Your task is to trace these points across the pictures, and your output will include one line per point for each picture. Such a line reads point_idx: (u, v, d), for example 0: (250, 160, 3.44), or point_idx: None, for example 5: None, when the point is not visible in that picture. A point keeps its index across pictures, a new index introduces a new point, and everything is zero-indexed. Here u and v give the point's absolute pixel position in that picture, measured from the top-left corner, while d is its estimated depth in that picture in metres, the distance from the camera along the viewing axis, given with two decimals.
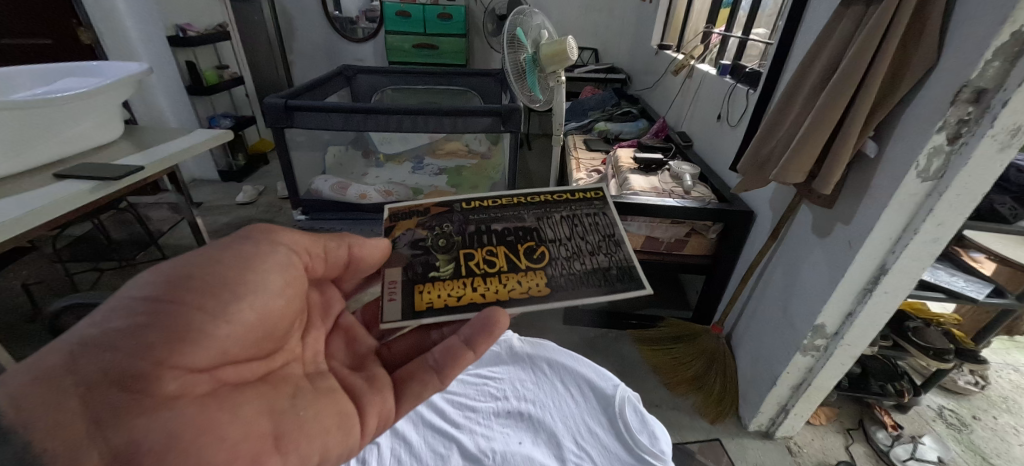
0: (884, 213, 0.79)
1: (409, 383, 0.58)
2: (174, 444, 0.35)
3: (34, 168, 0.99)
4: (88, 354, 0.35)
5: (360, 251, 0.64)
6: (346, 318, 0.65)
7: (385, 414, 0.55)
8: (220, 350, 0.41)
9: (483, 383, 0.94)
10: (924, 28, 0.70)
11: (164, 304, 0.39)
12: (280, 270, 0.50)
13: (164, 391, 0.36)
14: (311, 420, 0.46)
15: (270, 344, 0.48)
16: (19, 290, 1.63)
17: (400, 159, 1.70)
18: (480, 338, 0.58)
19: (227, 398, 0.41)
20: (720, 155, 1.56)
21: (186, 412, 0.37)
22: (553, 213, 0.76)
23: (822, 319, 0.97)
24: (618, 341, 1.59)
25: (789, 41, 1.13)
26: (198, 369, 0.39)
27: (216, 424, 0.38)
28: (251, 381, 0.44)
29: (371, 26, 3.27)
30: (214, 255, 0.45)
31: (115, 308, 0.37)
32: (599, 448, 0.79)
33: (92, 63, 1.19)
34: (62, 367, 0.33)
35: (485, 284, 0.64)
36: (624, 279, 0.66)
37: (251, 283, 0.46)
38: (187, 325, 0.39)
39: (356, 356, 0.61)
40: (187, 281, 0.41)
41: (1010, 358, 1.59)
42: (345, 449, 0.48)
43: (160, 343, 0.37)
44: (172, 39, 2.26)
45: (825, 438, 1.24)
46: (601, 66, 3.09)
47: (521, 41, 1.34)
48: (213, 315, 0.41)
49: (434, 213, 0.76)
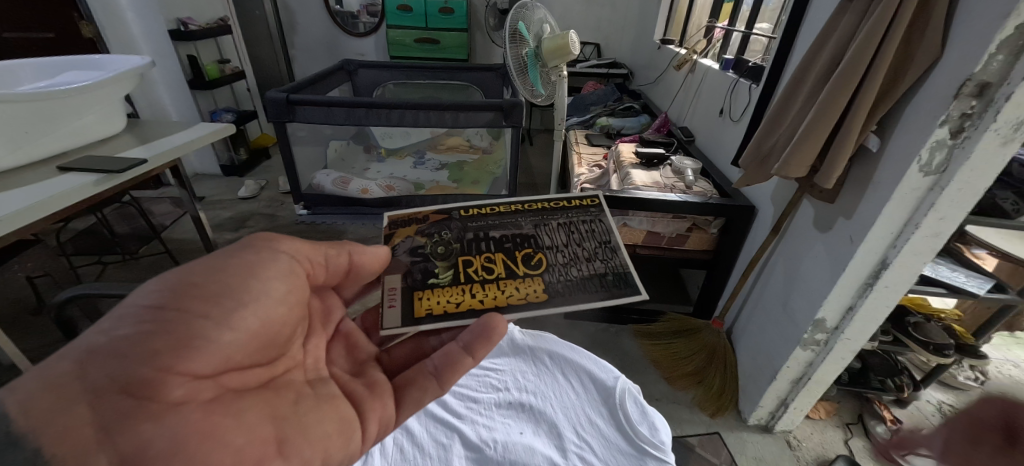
0: (885, 204, 0.79)
1: (408, 389, 0.59)
2: (179, 450, 0.36)
3: (37, 162, 0.99)
4: (97, 362, 0.36)
5: (360, 258, 0.63)
6: (347, 324, 0.65)
7: (387, 420, 0.56)
8: (222, 356, 0.42)
9: (485, 374, 0.95)
10: (928, 23, 0.70)
11: (170, 313, 0.40)
12: (283, 277, 0.51)
13: (169, 397, 0.37)
14: (314, 426, 0.46)
15: (272, 351, 0.48)
16: (24, 282, 1.64)
17: (402, 154, 1.75)
18: (478, 344, 0.60)
19: (231, 403, 0.41)
20: (721, 150, 1.55)
21: (189, 418, 0.37)
22: (550, 221, 0.76)
23: (823, 313, 0.97)
24: (619, 336, 1.59)
25: (793, 35, 1.12)
26: (202, 376, 0.40)
27: (219, 429, 0.39)
28: (255, 386, 0.45)
29: (372, 20, 3.26)
30: (218, 263, 0.46)
31: (124, 317, 0.39)
32: (599, 438, 0.80)
33: (94, 57, 1.19)
34: (71, 374, 0.35)
35: (484, 290, 0.64)
36: (621, 284, 0.66)
37: (254, 290, 0.47)
38: (191, 332, 0.40)
39: (357, 362, 0.62)
40: (192, 289, 0.42)
41: (1011, 354, 1.59)
42: (347, 453, 0.49)
43: (165, 350, 0.38)
44: (173, 31, 2.24)
45: (824, 432, 1.25)
46: (603, 61, 3.08)
47: (522, 35, 1.34)
48: (217, 322, 0.43)
49: (433, 220, 0.76)
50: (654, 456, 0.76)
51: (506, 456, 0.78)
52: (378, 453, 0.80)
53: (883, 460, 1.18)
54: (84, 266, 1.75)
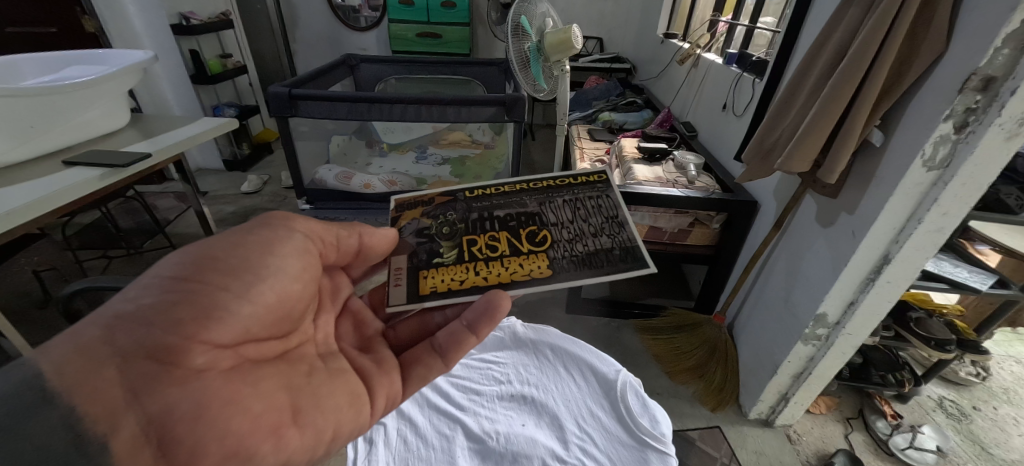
0: (888, 200, 0.79)
1: (414, 366, 0.60)
2: (202, 413, 0.38)
3: (42, 156, 1.00)
4: (123, 328, 0.38)
5: (370, 239, 0.66)
6: (355, 301, 0.67)
7: (394, 395, 0.57)
8: (240, 327, 0.45)
9: (487, 367, 0.96)
10: (933, 16, 0.69)
11: (192, 284, 0.43)
12: (297, 255, 0.54)
13: (193, 364, 0.40)
14: (326, 396, 0.49)
15: (286, 326, 0.51)
16: (30, 276, 1.65)
17: (404, 148, 1.71)
18: (482, 322, 0.60)
19: (249, 372, 0.44)
20: (724, 145, 1.55)
21: (211, 383, 0.40)
22: (556, 198, 0.76)
23: (824, 308, 0.97)
24: (621, 331, 1.60)
25: (797, 28, 1.11)
26: (222, 345, 0.43)
27: (240, 396, 0.41)
28: (270, 358, 0.47)
29: (374, 14, 3.24)
30: (236, 240, 0.50)
31: (148, 286, 0.42)
32: (600, 430, 0.81)
33: (98, 51, 1.20)
34: (99, 339, 0.37)
35: (488, 268, 0.65)
36: (628, 258, 0.66)
37: (270, 266, 0.50)
38: (212, 302, 0.43)
39: (364, 338, 0.64)
40: (213, 263, 0.46)
41: (1013, 350, 1.59)
42: (357, 425, 0.51)
43: (188, 320, 0.41)
44: (175, 25, 2.23)
45: (824, 426, 1.26)
46: (606, 55, 3.06)
47: (526, 29, 1.33)
48: (236, 295, 0.46)
49: (438, 202, 0.77)
50: (655, 447, 0.76)
51: (508, 447, 0.79)
52: (381, 444, 0.81)
53: (883, 455, 1.18)
54: (90, 260, 1.76)
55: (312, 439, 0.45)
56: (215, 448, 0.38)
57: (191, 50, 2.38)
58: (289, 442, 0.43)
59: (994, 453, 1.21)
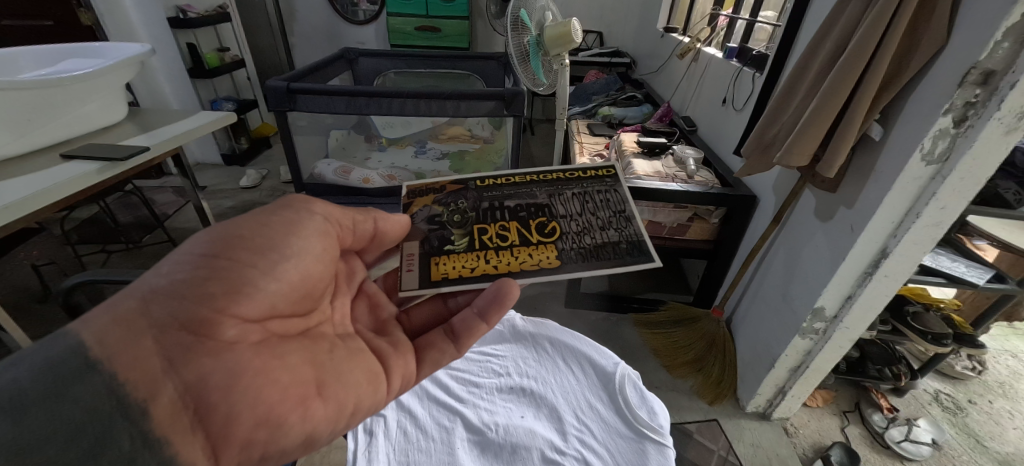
0: (892, 192, 0.79)
1: (428, 349, 0.62)
2: (233, 382, 0.40)
3: (40, 149, 1.00)
4: (158, 300, 0.40)
5: (385, 225, 0.66)
6: (370, 285, 0.68)
7: (408, 376, 0.58)
8: (266, 303, 0.46)
9: (487, 360, 0.96)
10: (935, 7, 0.69)
11: (221, 261, 0.44)
12: (317, 236, 0.55)
13: (223, 337, 0.41)
14: (348, 373, 0.50)
15: (308, 303, 0.53)
16: (30, 271, 1.66)
17: (404, 143, 1.76)
18: (492, 309, 0.61)
19: (276, 347, 0.45)
20: (724, 138, 1.55)
21: (243, 355, 0.42)
22: (565, 191, 0.77)
23: (824, 301, 0.97)
24: (620, 325, 1.61)
25: (797, 22, 1.11)
26: (249, 319, 0.44)
27: (269, 368, 0.43)
28: (294, 335, 0.49)
29: (373, 8, 3.22)
30: (262, 218, 0.51)
31: (179, 261, 0.43)
32: (599, 421, 0.81)
33: (96, 44, 1.18)
34: (135, 310, 0.39)
35: (497, 257, 0.65)
36: (633, 252, 0.67)
37: (294, 246, 0.51)
38: (241, 279, 0.45)
39: (379, 321, 0.64)
40: (240, 240, 0.47)
41: (1009, 344, 1.60)
42: (374, 402, 0.52)
43: (220, 294, 0.42)
44: (171, 18, 2.22)
45: (821, 419, 1.27)
46: (606, 49, 3.04)
47: (525, 22, 1.32)
48: (263, 272, 0.47)
49: (449, 190, 0.77)
50: (653, 439, 0.77)
51: (507, 438, 0.79)
52: (381, 436, 0.80)
53: (878, 448, 1.19)
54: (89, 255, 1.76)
55: (334, 411, 0.47)
56: (248, 415, 0.40)
57: (189, 44, 2.34)
58: (315, 413, 0.45)
59: (988, 446, 1.22)
